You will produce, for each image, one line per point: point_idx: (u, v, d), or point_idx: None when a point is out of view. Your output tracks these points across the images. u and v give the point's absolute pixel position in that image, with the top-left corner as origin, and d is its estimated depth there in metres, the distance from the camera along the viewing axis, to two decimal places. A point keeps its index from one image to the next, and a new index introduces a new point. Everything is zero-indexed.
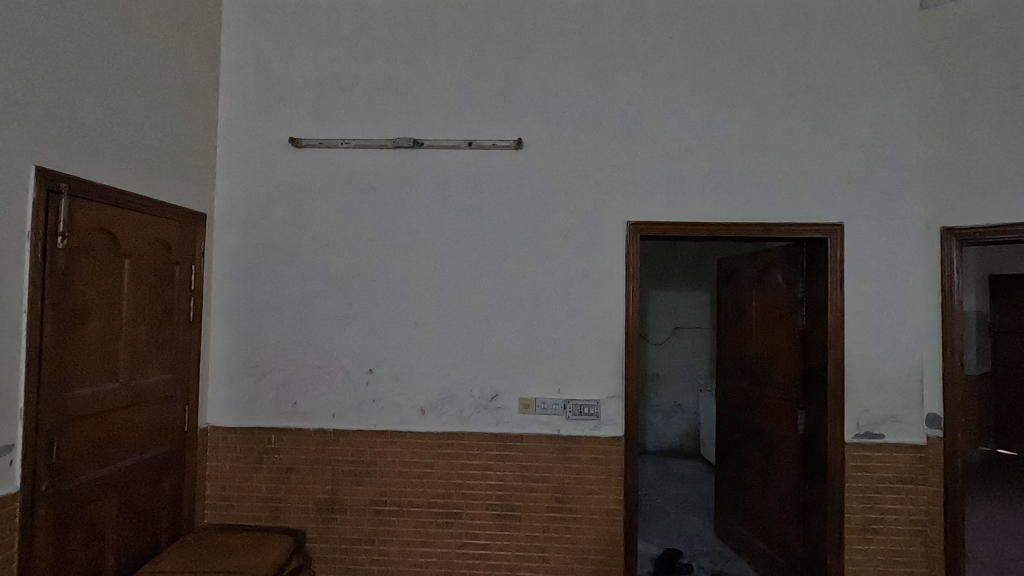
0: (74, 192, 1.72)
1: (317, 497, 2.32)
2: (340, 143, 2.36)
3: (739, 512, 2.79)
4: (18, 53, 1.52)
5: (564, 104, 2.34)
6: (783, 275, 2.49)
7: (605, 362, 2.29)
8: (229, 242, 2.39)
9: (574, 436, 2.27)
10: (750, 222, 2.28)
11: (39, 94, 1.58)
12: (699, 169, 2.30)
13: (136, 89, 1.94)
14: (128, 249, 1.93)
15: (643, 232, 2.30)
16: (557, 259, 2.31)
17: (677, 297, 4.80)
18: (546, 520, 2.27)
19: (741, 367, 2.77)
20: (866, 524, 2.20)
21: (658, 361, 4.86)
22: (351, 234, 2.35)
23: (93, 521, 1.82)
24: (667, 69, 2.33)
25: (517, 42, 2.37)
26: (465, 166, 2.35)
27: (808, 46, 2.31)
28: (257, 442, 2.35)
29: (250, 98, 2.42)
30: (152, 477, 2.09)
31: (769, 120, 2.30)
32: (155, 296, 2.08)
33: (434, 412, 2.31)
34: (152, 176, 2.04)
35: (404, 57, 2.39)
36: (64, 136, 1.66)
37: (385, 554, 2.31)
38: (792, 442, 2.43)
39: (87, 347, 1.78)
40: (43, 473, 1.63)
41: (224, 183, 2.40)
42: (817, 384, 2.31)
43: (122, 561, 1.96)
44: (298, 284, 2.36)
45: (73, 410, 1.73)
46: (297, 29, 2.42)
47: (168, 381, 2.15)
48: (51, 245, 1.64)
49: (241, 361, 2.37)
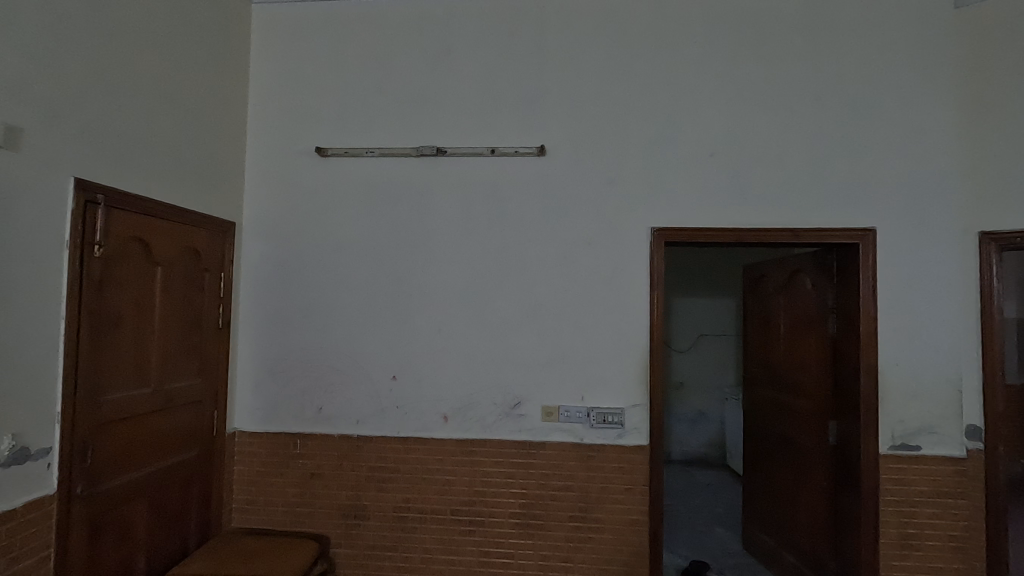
0: (111, 202, 1.77)
1: (340, 503, 2.34)
2: (366, 152, 2.39)
3: (767, 525, 2.73)
4: (60, 70, 1.59)
5: (587, 111, 2.34)
6: (812, 282, 2.44)
7: (629, 370, 2.26)
8: (256, 250, 2.44)
9: (598, 444, 2.25)
10: (778, 227, 2.24)
11: (76, 109, 1.64)
12: (725, 175, 2.27)
13: (167, 102, 2.00)
14: (160, 258, 1.98)
15: (667, 238, 2.28)
16: (580, 267, 2.30)
17: (701, 305, 4.73)
18: (570, 530, 2.25)
19: (768, 375, 2.71)
20: (902, 539, 2.12)
21: (682, 369, 4.79)
22: (375, 241, 2.38)
23: (124, 523, 1.86)
24: (690, 73, 2.32)
25: (540, 49, 2.37)
26: (487, 173, 2.36)
27: (836, 48, 2.27)
28: (282, 447, 2.38)
29: (278, 109, 2.47)
30: (182, 481, 2.13)
31: (796, 124, 2.26)
32: (185, 304, 2.12)
33: (456, 419, 2.31)
34: (183, 187, 2.09)
35: (428, 67, 2.41)
36: (98, 149, 1.72)
37: (407, 561, 2.31)
38: (823, 452, 2.36)
39: (120, 354, 1.83)
40: (78, 475, 1.68)
41: (251, 193, 2.46)
42: (848, 393, 2.25)
43: (153, 563, 2.00)
44: (323, 291, 2.39)
45: (106, 415, 1.77)
46: (322, 42, 2.47)
47: (198, 386, 2.20)
48: (89, 253, 1.70)
49: (267, 367, 2.41)
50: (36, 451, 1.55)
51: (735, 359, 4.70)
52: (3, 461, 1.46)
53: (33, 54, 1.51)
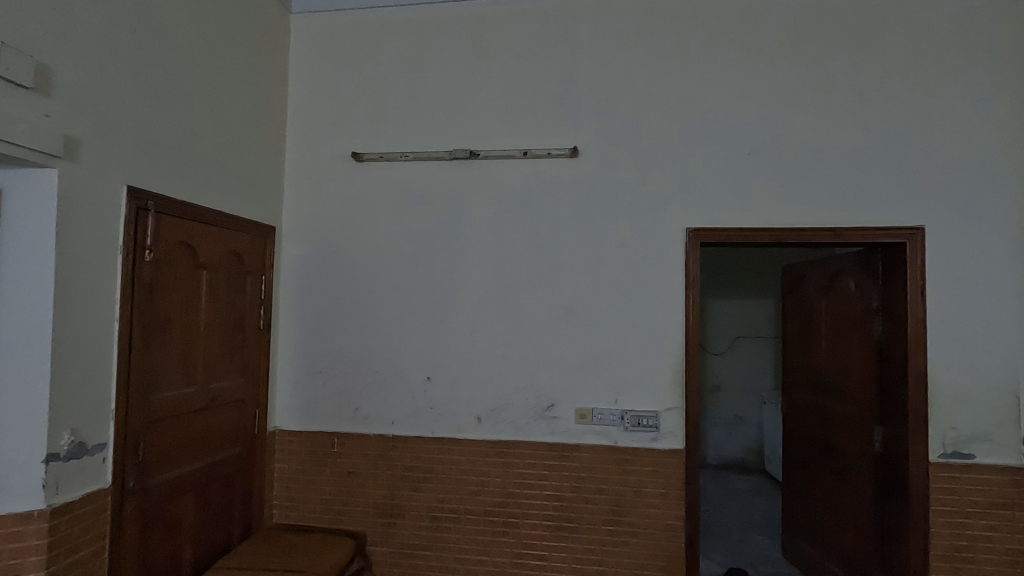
0: (160, 209, 1.86)
1: (376, 502, 2.38)
2: (400, 156, 2.43)
3: (807, 533, 2.65)
4: (113, 81, 1.67)
5: (620, 112, 2.32)
6: (855, 283, 2.36)
7: (664, 372, 2.23)
8: (295, 253, 2.50)
9: (632, 447, 2.23)
10: (818, 227, 2.18)
11: (127, 119, 1.72)
12: (763, 173, 2.23)
13: (211, 111, 2.08)
14: (205, 262, 2.06)
15: (702, 239, 2.24)
16: (613, 268, 2.29)
17: (738, 307, 4.63)
18: (604, 534, 2.23)
19: (809, 378, 2.63)
20: (955, 551, 2.03)
21: (718, 372, 4.70)
22: (410, 244, 2.42)
23: (172, 517, 1.94)
24: (726, 71, 2.28)
25: (573, 50, 2.37)
26: (520, 176, 2.37)
27: (880, 41, 2.19)
28: (320, 446, 2.44)
29: (316, 116, 2.54)
30: (225, 477, 2.20)
31: (837, 120, 2.20)
32: (228, 307, 2.20)
33: (490, 420, 2.32)
34: (227, 194, 2.17)
35: (462, 71, 2.44)
36: (148, 158, 1.80)
37: (441, 561, 2.33)
38: (867, 459, 2.28)
39: (168, 354, 1.91)
40: (131, 470, 1.76)
41: (291, 198, 2.53)
42: (894, 398, 2.16)
43: (198, 557, 2.07)
44: (360, 293, 2.44)
45: (156, 412, 1.85)
46: (358, 49, 2.53)
47: (240, 385, 2.27)
48: (140, 258, 1.78)
49: (306, 368, 2.47)
50: (92, 447, 1.62)
51: (774, 362, 4.58)
52: (63, 456, 1.53)
53: (88, 68, 1.59)
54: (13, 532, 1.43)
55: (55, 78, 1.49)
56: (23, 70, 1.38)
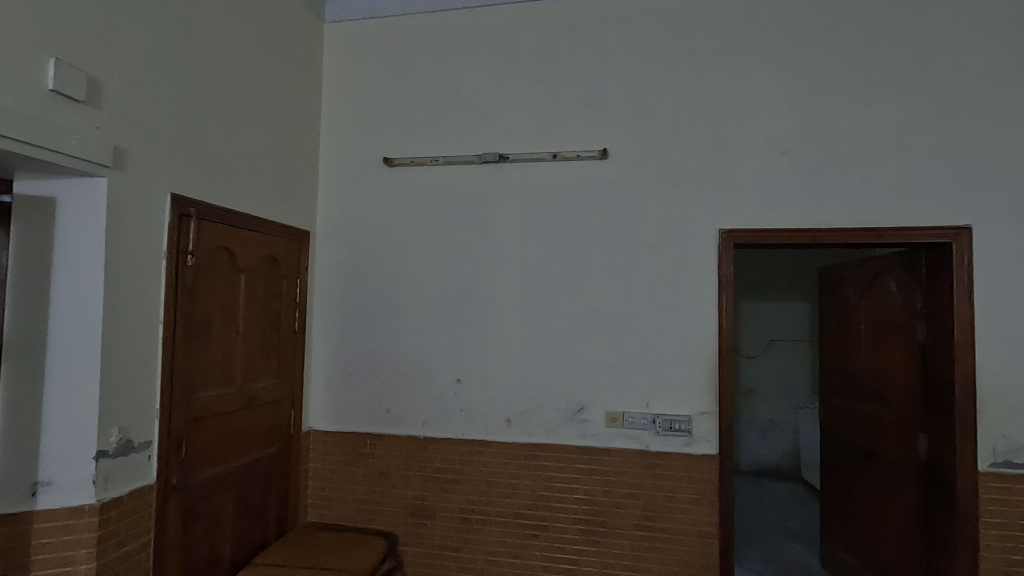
0: (202, 215, 1.92)
1: (408, 502, 2.41)
2: (431, 161, 2.46)
3: (845, 543, 2.57)
4: (157, 93, 1.74)
5: (650, 112, 2.30)
6: (897, 285, 2.28)
7: (696, 376, 2.20)
8: (329, 257, 2.56)
9: (664, 451, 2.20)
10: (857, 227, 2.12)
11: (171, 129, 1.79)
12: (798, 173, 2.17)
13: (248, 119, 2.14)
14: (243, 266, 2.12)
15: (735, 240, 2.20)
16: (644, 270, 2.27)
17: (773, 309, 4.51)
18: (635, 539, 2.21)
19: (848, 383, 2.55)
20: (1008, 566, 1.94)
21: (752, 376, 4.59)
22: (442, 247, 2.44)
23: (213, 514, 2.00)
24: (760, 69, 2.23)
25: (602, 51, 2.36)
26: (549, 178, 2.37)
27: (922, 34, 2.12)
28: (354, 446, 2.48)
29: (349, 122, 2.59)
30: (262, 476, 2.26)
31: (875, 117, 2.13)
32: (265, 309, 2.26)
33: (520, 423, 2.33)
34: (264, 199, 2.23)
35: (492, 75, 2.46)
36: (190, 166, 1.87)
37: (472, 562, 2.34)
38: (911, 467, 2.20)
39: (208, 356, 1.97)
40: (174, 467, 1.82)
41: (324, 203, 2.58)
42: (941, 405, 2.08)
43: (236, 553, 2.13)
44: (392, 295, 2.48)
45: (197, 412, 1.92)
46: (389, 56, 2.57)
47: (276, 386, 2.33)
48: (182, 262, 1.84)
49: (340, 369, 2.52)
50: (139, 444, 1.69)
51: (810, 366, 4.45)
52: (112, 452, 1.59)
53: (135, 82, 1.66)
54: (66, 524, 1.50)
55: (104, 91, 1.56)
56: (74, 85, 1.45)
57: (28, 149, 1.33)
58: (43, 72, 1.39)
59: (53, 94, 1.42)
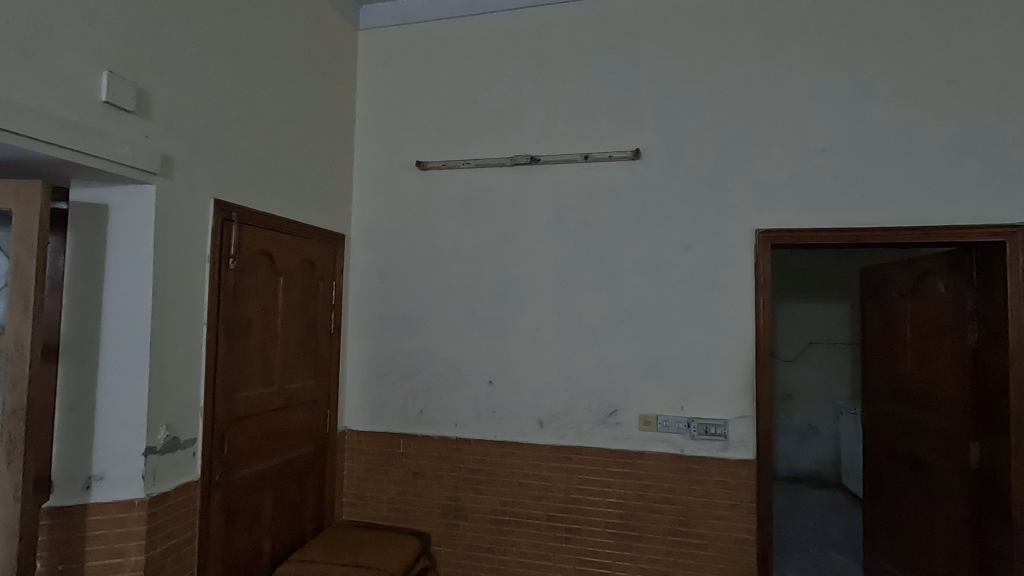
0: (243, 220, 1.98)
1: (441, 503, 2.43)
2: (463, 164, 2.48)
3: (890, 554, 2.48)
4: (201, 102, 1.80)
5: (683, 112, 2.27)
6: (945, 286, 2.18)
7: (733, 379, 2.16)
8: (363, 260, 2.60)
9: (699, 456, 2.16)
10: (903, 226, 2.04)
11: (214, 137, 1.85)
12: (839, 171, 2.11)
13: (287, 126, 2.20)
14: (282, 269, 2.18)
15: (772, 240, 2.15)
16: (678, 271, 2.23)
17: (811, 312, 4.38)
18: (670, 544, 2.17)
19: (893, 387, 2.45)
20: None
21: (790, 379, 4.46)
22: (474, 249, 2.46)
23: (253, 510, 2.05)
24: (798, 64, 2.18)
25: (634, 51, 2.34)
26: (581, 180, 2.36)
27: (971, 24, 2.03)
28: (387, 446, 2.51)
29: (383, 127, 2.63)
30: (300, 474, 2.31)
31: (920, 111, 2.05)
32: (302, 311, 2.31)
33: (552, 425, 2.32)
34: (302, 204, 2.28)
35: (523, 77, 2.46)
36: (231, 172, 1.92)
37: (504, 564, 2.34)
38: (962, 476, 2.10)
39: (249, 357, 2.03)
40: (217, 464, 1.88)
41: (359, 207, 2.63)
42: (995, 411, 1.98)
43: (275, 549, 2.18)
44: (425, 297, 2.50)
45: (238, 411, 1.97)
46: (422, 61, 2.60)
47: (313, 386, 2.38)
48: (225, 266, 1.90)
49: (374, 370, 2.56)
50: (184, 441, 1.75)
51: (852, 371, 4.31)
52: (159, 448, 1.66)
53: (181, 91, 1.72)
54: (117, 517, 1.56)
55: (153, 102, 1.63)
56: (125, 96, 1.51)
57: (86, 159, 1.40)
58: (96, 85, 1.45)
59: (106, 105, 1.48)
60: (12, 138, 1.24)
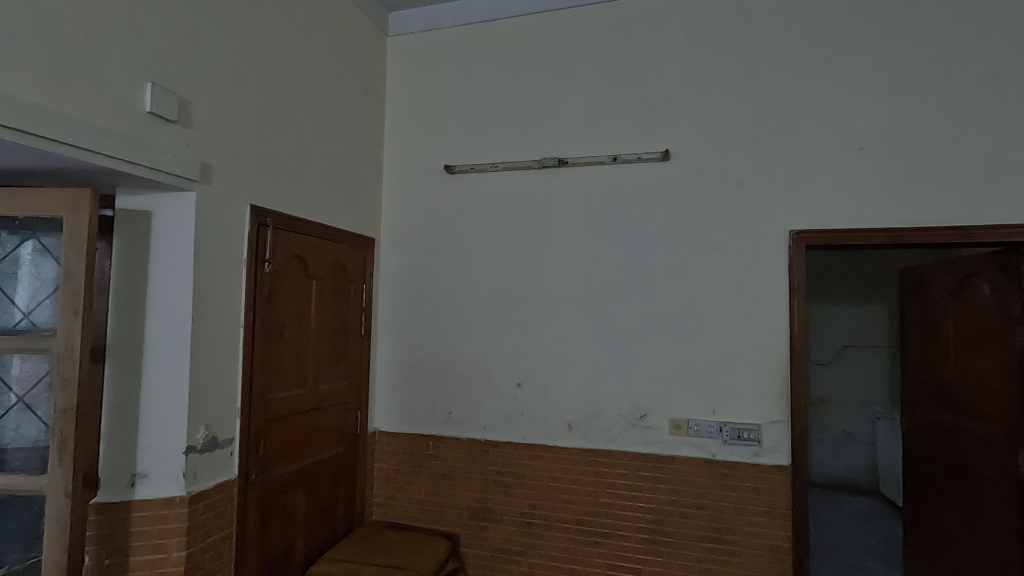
0: (278, 225, 2.03)
1: (470, 504, 2.44)
2: (490, 167, 2.49)
3: (932, 564, 2.39)
4: (238, 110, 1.85)
5: (713, 111, 2.24)
6: (991, 287, 2.09)
7: (765, 383, 2.11)
8: (393, 262, 2.63)
9: (732, 462, 2.12)
10: (945, 225, 1.96)
11: (251, 143, 1.90)
12: (877, 168, 2.05)
13: (319, 132, 2.24)
14: (315, 272, 2.23)
15: (807, 241, 2.10)
16: (708, 273, 2.20)
17: (847, 314, 4.25)
18: (702, 551, 2.13)
19: (935, 392, 2.37)
20: None
21: (826, 384, 4.34)
22: (502, 252, 2.47)
23: (287, 508, 2.10)
24: (831, 60, 2.12)
25: (662, 50, 2.32)
26: (608, 181, 2.35)
27: (1015, 14, 1.95)
28: (417, 447, 2.53)
29: (411, 131, 2.67)
30: (332, 474, 2.35)
31: (962, 106, 1.98)
32: (334, 314, 2.35)
33: (581, 428, 2.31)
34: (333, 208, 2.33)
35: (549, 79, 2.46)
36: (267, 178, 1.98)
37: (534, 567, 2.34)
38: (1008, 486, 2.01)
39: (283, 358, 2.08)
40: (253, 464, 1.93)
41: (388, 211, 2.66)
42: None
43: (308, 547, 2.22)
44: (454, 299, 2.52)
45: (273, 411, 2.02)
46: (450, 65, 2.62)
47: (345, 388, 2.42)
48: (260, 269, 1.95)
49: (404, 372, 2.58)
50: (222, 441, 1.80)
51: (890, 375, 4.18)
52: (199, 448, 1.71)
53: (220, 101, 1.78)
54: (160, 514, 1.62)
55: (193, 111, 1.68)
56: (168, 106, 1.57)
57: (132, 168, 1.46)
58: (141, 96, 1.51)
59: (149, 115, 1.54)
60: (64, 149, 1.30)
